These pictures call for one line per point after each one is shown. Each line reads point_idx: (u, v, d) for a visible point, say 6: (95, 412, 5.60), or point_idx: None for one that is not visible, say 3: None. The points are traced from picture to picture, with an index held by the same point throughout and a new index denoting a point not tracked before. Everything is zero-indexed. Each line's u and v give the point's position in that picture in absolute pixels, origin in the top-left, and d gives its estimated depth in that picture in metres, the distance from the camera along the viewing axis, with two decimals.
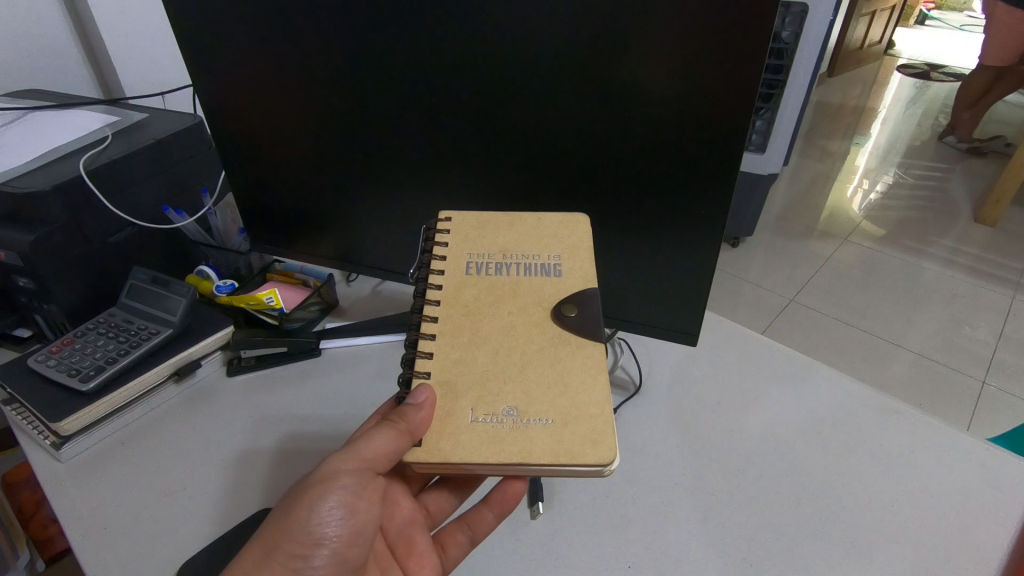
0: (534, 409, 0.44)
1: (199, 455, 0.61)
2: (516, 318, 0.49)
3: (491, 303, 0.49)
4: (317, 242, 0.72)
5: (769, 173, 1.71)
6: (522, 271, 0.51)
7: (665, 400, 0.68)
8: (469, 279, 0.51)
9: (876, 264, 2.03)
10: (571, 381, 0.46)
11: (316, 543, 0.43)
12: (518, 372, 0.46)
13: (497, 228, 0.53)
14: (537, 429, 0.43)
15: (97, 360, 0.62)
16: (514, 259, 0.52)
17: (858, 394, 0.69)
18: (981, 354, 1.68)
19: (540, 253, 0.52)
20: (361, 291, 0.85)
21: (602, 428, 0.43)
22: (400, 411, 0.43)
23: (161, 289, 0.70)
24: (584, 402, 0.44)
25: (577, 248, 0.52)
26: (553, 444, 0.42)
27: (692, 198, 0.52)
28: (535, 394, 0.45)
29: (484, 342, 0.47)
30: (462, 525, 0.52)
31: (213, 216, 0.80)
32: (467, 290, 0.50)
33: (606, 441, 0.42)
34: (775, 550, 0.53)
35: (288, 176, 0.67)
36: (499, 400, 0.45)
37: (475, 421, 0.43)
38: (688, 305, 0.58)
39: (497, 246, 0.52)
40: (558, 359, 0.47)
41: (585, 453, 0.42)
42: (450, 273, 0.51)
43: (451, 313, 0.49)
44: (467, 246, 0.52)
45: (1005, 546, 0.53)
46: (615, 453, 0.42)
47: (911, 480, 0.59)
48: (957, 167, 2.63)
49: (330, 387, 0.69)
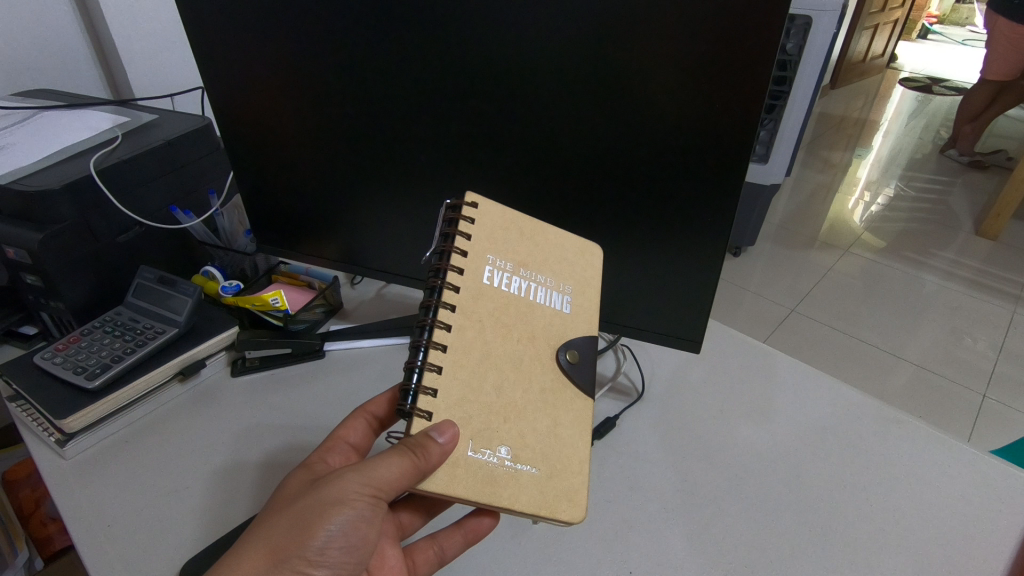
0: (526, 454, 0.45)
1: (202, 454, 0.61)
2: (524, 347, 0.47)
3: (506, 324, 0.47)
4: (323, 244, 0.72)
5: (771, 183, 1.72)
6: (535, 295, 0.49)
7: (667, 408, 0.68)
8: (487, 290, 0.47)
9: (878, 276, 2.03)
10: (561, 432, 0.47)
11: (319, 564, 0.41)
12: (517, 414, 0.46)
13: (516, 237, 0.50)
14: (526, 477, 0.44)
15: (103, 359, 0.63)
16: (530, 279, 0.49)
17: (859, 403, 0.69)
18: (981, 367, 1.69)
19: (555, 283, 0.51)
20: (365, 293, 0.86)
21: (577, 488, 0.47)
22: (420, 444, 0.40)
23: (167, 288, 0.70)
24: (569, 457, 0.47)
25: (587, 286, 0.53)
26: (535, 496, 0.44)
27: (696, 207, 0.52)
28: (529, 437, 0.46)
29: (493, 367, 0.45)
30: (433, 542, 0.51)
31: (220, 217, 0.81)
32: (483, 302, 0.46)
33: (580, 501, 0.46)
34: (776, 557, 0.53)
35: (296, 180, 0.67)
36: (497, 437, 0.44)
37: (472, 456, 0.43)
38: (691, 313, 0.59)
39: (517, 257, 0.49)
40: (553, 403, 0.48)
41: (559, 509, 0.45)
42: (469, 277, 0.46)
43: (465, 326, 0.45)
44: (488, 248, 0.48)
45: (1005, 558, 0.54)
46: (582, 513, 0.46)
47: (912, 491, 0.59)
48: (959, 181, 2.64)
49: (333, 389, 0.70)
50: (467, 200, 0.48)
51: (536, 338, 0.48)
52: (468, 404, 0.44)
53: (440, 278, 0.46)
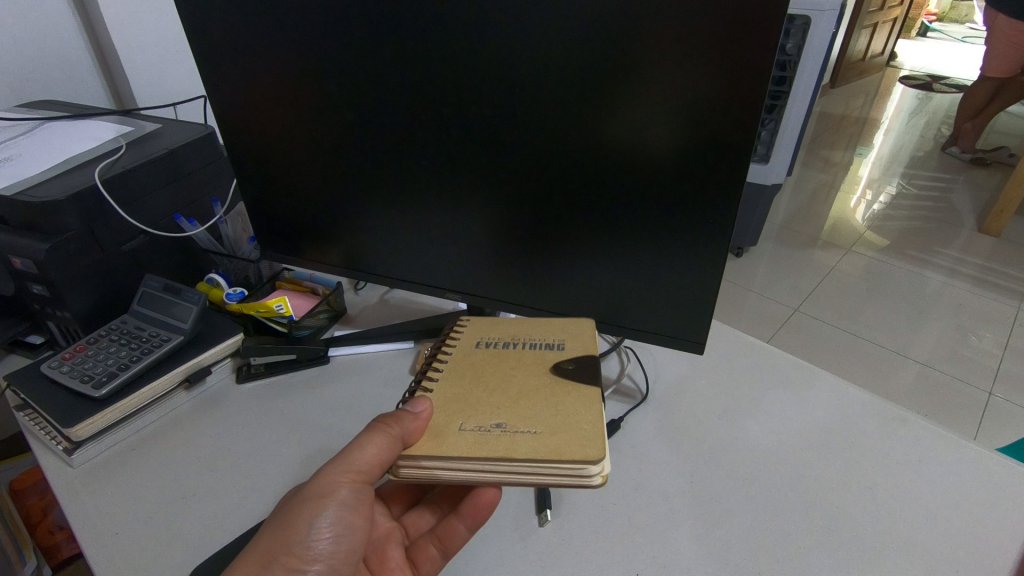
0: (523, 422, 0.47)
1: (208, 461, 0.61)
2: (516, 368, 0.53)
3: (494, 361, 0.54)
4: (326, 250, 0.73)
5: (772, 183, 1.72)
6: (527, 346, 0.56)
7: (671, 409, 0.68)
8: (477, 350, 0.56)
9: (881, 274, 2.03)
10: (562, 404, 0.49)
11: (312, 558, 0.44)
12: (512, 402, 0.49)
13: (507, 321, 0.59)
14: (525, 437, 0.45)
15: (109, 367, 0.63)
16: (522, 341, 0.57)
17: (863, 402, 0.69)
18: (987, 364, 1.68)
19: (546, 338, 0.57)
20: (369, 299, 0.86)
21: (590, 435, 0.45)
22: (395, 416, 0.46)
23: (173, 297, 0.70)
24: (575, 417, 0.47)
25: (579, 333, 0.56)
26: (539, 446, 0.44)
27: (693, 211, 0.53)
28: (525, 412, 0.48)
29: (481, 379, 0.52)
30: (433, 538, 0.54)
31: (224, 225, 0.80)
32: (475, 355, 0.56)
33: (593, 443, 0.44)
34: (783, 558, 0.53)
35: (299, 188, 0.68)
36: (490, 415, 0.48)
37: (464, 430, 0.47)
38: (696, 314, 0.59)
39: (508, 332, 0.58)
40: (551, 390, 0.50)
41: (571, 452, 0.44)
42: (461, 345, 0.57)
43: (457, 366, 0.54)
44: (480, 333, 0.58)
45: (1013, 555, 0.53)
46: (602, 454, 0.44)
47: (918, 488, 0.59)
48: (961, 178, 2.63)
49: (338, 394, 0.70)
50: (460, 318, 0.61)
51: None
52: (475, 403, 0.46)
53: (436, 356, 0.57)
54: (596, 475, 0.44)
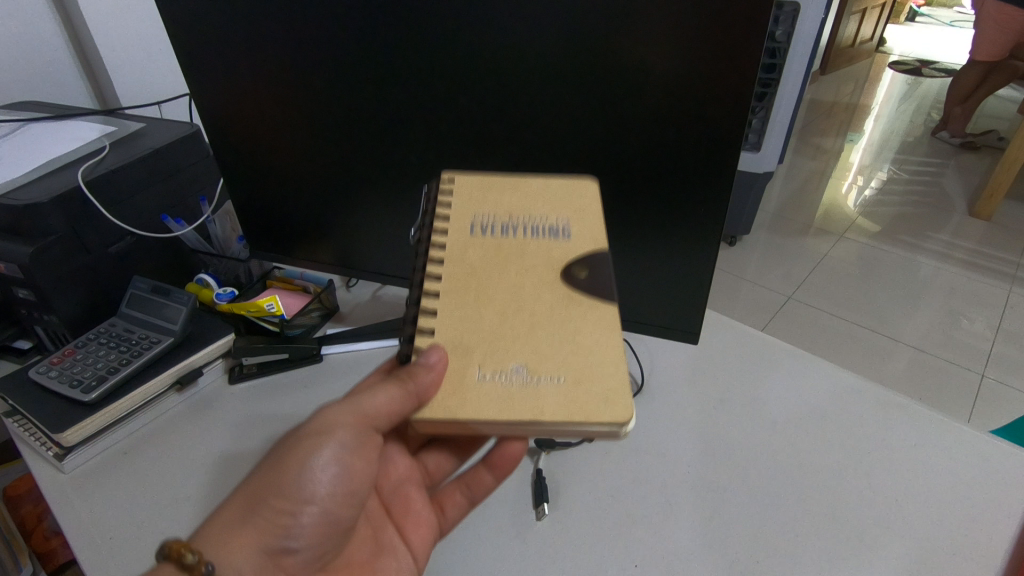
0: (545, 366, 0.42)
1: (203, 463, 0.61)
2: (525, 276, 0.47)
3: (497, 261, 0.48)
4: (317, 247, 0.72)
5: (764, 171, 1.72)
6: (529, 231, 0.49)
7: (669, 400, 0.68)
8: (473, 239, 0.49)
9: (874, 260, 2.04)
10: (583, 339, 0.44)
11: (305, 500, 0.43)
12: (528, 330, 0.44)
13: (500, 193, 0.52)
14: (549, 386, 0.41)
15: (98, 371, 0.62)
16: (522, 220, 0.50)
17: (858, 388, 0.69)
18: (980, 347, 1.69)
19: (549, 215, 0.50)
20: (361, 296, 0.85)
21: (617, 386, 0.41)
22: (408, 370, 0.41)
23: (161, 298, 0.70)
24: (598, 362, 0.43)
25: (585, 212, 0.50)
26: (564, 402, 0.41)
27: (684, 200, 0.52)
28: (545, 351, 0.43)
29: (490, 300, 0.46)
30: (460, 485, 0.54)
31: (211, 225, 0.78)
32: (472, 249, 0.48)
33: (622, 399, 0.41)
34: (782, 544, 0.53)
35: (287, 185, 0.67)
36: (509, 357, 0.43)
37: (483, 378, 0.42)
38: (690, 304, 0.59)
39: (504, 208, 0.51)
40: (568, 319, 0.45)
41: (600, 411, 0.40)
42: (453, 233, 0.49)
43: (455, 273, 0.47)
44: (472, 207, 0.51)
45: (1009, 536, 0.54)
46: (632, 412, 0.40)
47: (915, 474, 0.59)
48: (952, 163, 2.64)
49: (331, 393, 0.69)
50: (444, 178, 0.53)
51: (543, 290, 0.46)
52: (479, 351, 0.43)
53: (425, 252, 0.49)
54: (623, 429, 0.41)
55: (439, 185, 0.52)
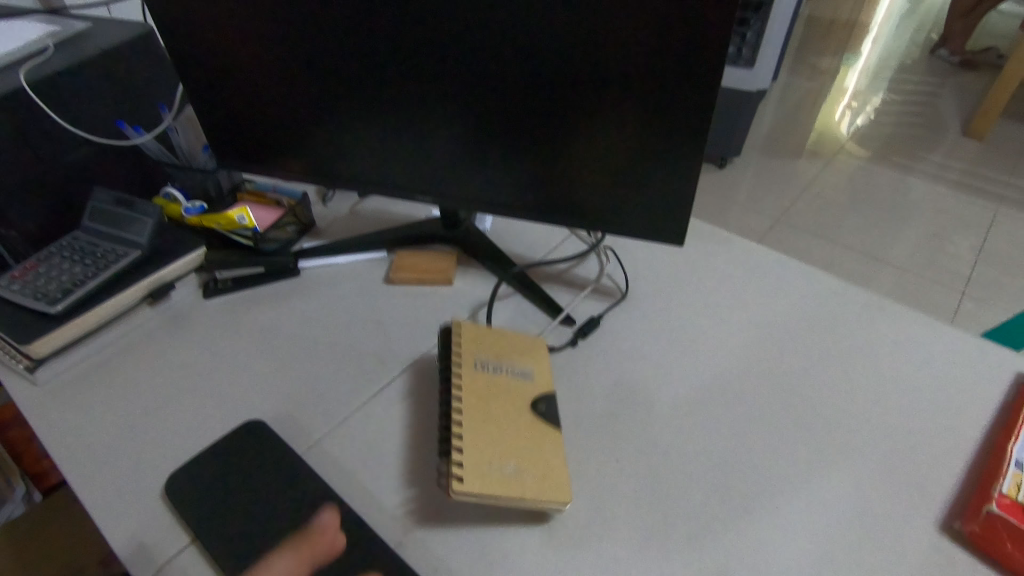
0: (524, 461, 0.48)
1: (180, 375, 0.60)
2: (513, 408, 0.52)
3: (501, 398, 0.52)
4: (285, 154, 0.68)
5: (757, 88, 1.66)
6: (510, 373, 0.55)
7: (654, 306, 0.67)
8: (478, 376, 0.53)
9: (864, 182, 2.01)
10: (552, 468, 0.49)
11: None
12: (510, 431, 0.50)
13: (493, 342, 0.57)
14: (519, 475, 0.47)
15: (64, 284, 0.60)
16: (506, 364, 0.56)
17: (845, 291, 0.69)
18: (962, 267, 1.70)
19: (519, 364, 0.56)
20: (338, 210, 0.82)
21: (562, 477, 0.48)
22: (308, 538, 0.43)
23: (125, 210, 0.66)
24: (557, 462, 0.49)
25: (540, 360, 0.57)
26: (531, 490, 0.47)
27: (668, 95, 0.51)
28: (529, 452, 0.49)
29: (490, 417, 0.50)
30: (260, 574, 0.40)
31: (174, 134, 0.73)
32: (482, 385, 0.53)
33: (564, 486, 0.48)
34: (760, 438, 0.54)
35: (249, 84, 0.62)
36: (504, 456, 0.48)
37: (490, 469, 0.47)
38: (676, 201, 0.57)
39: (496, 354, 0.56)
40: (540, 441, 0.50)
41: (549, 495, 0.47)
42: (464, 369, 0.54)
43: (473, 403, 0.51)
44: (476, 351, 0.56)
45: (981, 425, 0.55)
46: (569, 497, 0.48)
47: (894, 372, 0.60)
48: (949, 82, 2.57)
49: (310, 306, 0.68)
50: (454, 324, 0.58)
51: (519, 415, 0.52)
52: (486, 446, 0.48)
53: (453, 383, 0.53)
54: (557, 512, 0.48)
55: (452, 329, 0.58)
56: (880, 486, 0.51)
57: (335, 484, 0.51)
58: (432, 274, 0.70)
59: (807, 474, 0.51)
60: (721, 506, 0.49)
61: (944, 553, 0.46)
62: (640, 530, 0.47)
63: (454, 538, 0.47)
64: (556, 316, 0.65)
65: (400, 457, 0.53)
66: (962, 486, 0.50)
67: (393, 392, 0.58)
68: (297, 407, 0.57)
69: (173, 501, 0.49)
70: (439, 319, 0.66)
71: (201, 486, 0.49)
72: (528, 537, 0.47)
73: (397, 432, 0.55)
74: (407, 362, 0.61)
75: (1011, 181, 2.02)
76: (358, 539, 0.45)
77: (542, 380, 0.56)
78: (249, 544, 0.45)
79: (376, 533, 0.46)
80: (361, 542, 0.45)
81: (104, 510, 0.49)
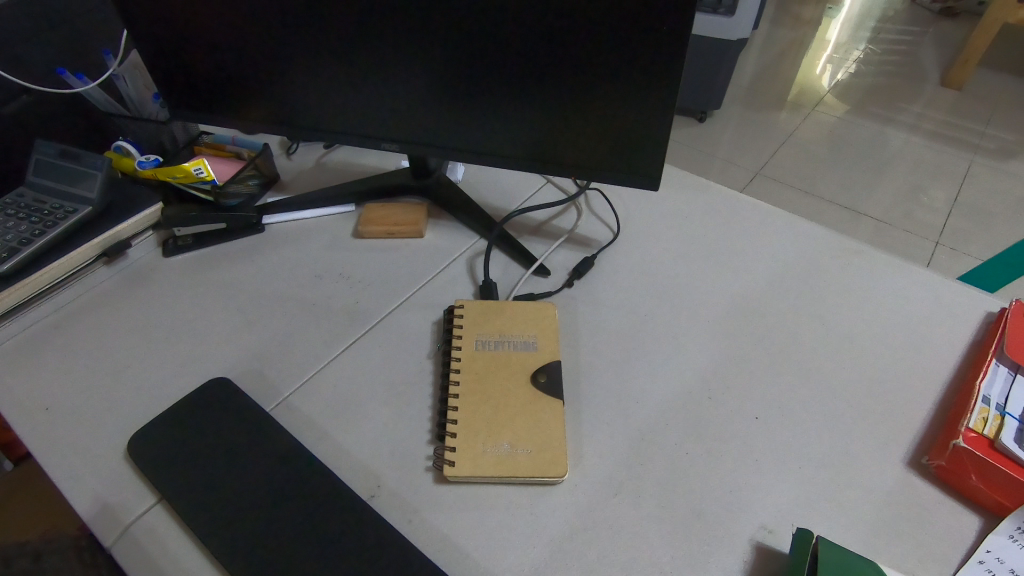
0: (519, 438, 0.47)
1: (140, 335, 0.58)
2: (511, 383, 0.51)
3: (498, 375, 0.51)
4: (238, 102, 0.64)
5: (737, 38, 1.62)
6: (512, 347, 0.53)
7: (630, 254, 0.66)
8: (478, 354, 0.53)
9: (843, 134, 2.00)
10: (548, 440, 0.47)
11: None
12: (507, 409, 0.49)
13: (495, 316, 0.56)
14: (513, 453, 0.46)
15: (9, 242, 0.57)
16: (508, 338, 0.54)
17: (821, 237, 0.68)
18: (938, 218, 1.72)
19: (521, 336, 0.54)
20: (303, 164, 0.78)
21: (559, 449, 0.47)
22: None
23: (71, 163, 0.63)
24: (555, 434, 0.48)
25: (548, 329, 0.55)
26: (524, 465, 0.46)
27: (641, 32, 0.48)
28: (524, 427, 0.48)
29: (487, 396, 0.50)
30: None
31: (120, 82, 0.68)
32: (480, 363, 0.52)
33: (560, 460, 0.46)
34: (733, 384, 0.54)
35: (193, 24, 0.58)
36: (499, 434, 0.47)
37: (483, 449, 0.47)
38: (652, 143, 0.55)
39: (498, 328, 0.55)
40: (537, 413, 0.49)
41: (544, 469, 0.46)
42: (463, 350, 0.53)
43: (469, 382, 0.51)
44: (477, 328, 0.55)
45: (951, 365, 0.55)
46: (566, 468, 0.46)
47: (867, 315, 0.60)
48: (930, 30, 2.53)
49: (276, 262, 0.65)
50: (456, 305, 0.57)
51: (518, 391, 0.50)
52: (480, 424, 0.48)
53: (450, 365, 0.53)
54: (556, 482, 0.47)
55: (453, 310, 0.57)
56: (849, 426, 0.51)
57: (305, 439, 0.50)
58: (402, 226, 0.67)
59: (778, 417, 0.51)
60: (695, 450, 0.49)
61: (909, 488, 0.47)
62: (613, 475, 0.47)
63: (427, 489, 0.46)
64: (530, 266, 0.64)
65: (371, 410, 0.52)
66: (932, 424, 0.51)
67: (364, 347, 0.57)
68: (264, 364, 0.55)
69: (136, 461, 0.47)
70: (410, 273, 0.64)
71: (166, 445, 0.48)
72: (501, 484, 0.47)
73: (368, 387, 0.53)
74: (378, 317, 0.60)
75: (987, 131, 2.02)
76: (328, 492, 0.45)
77: (547, 351, 0.54)
78: (216, 500, 0.44)
79: (347, 486, 0.46)
80: (331, 495, 0.45)
81: (65, 472, 0.48)
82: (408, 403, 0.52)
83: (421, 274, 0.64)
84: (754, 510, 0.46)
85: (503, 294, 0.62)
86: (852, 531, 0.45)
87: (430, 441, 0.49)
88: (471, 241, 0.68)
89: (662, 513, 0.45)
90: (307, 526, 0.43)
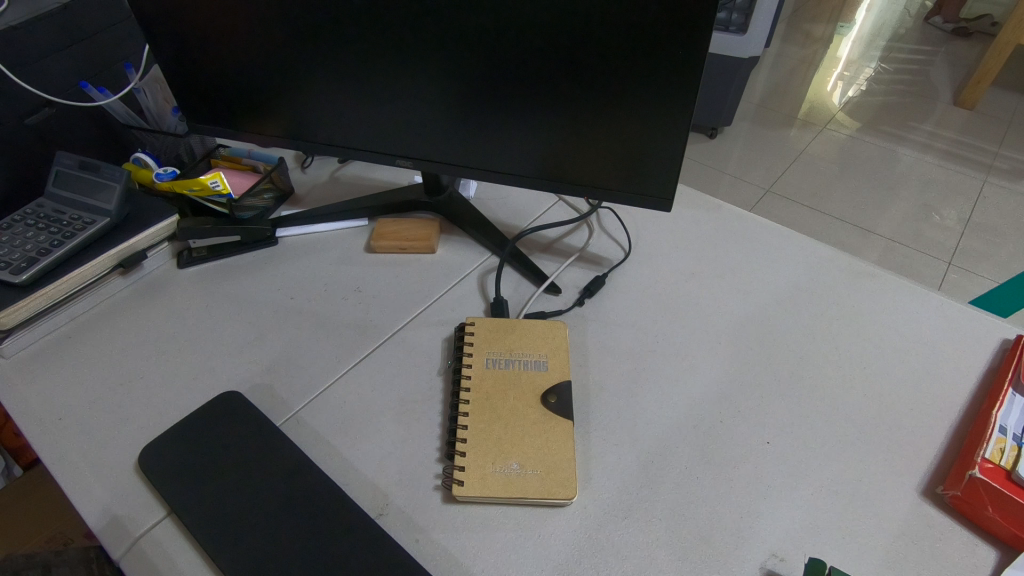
0: (529, 459, 0.47)
1: (152, 346, 0.58)
2: (521, 403, 0.51)
3: (509, 395, 0.51)
4: (256, 119, 0.65)
5: (748, 56, 1.63)
6: (522, 366, 0.54)
7: (641, 274, 0.66)
8: (487, 373, 0.53)
9: (854, 152, 2.00)
10: (557, 461, 0.47)
11: None
12: (518, 430, 0.49)
13: (504, 334, 0.56)
14: (522, 475, 0.46)
15: (27, 252, 0.58)
16: (519, 357, 0.54)
17: (833, 259, 0.68)
18: (950, 238, 1.70)
19: (531, 355, 0.54)
20: (317, 178, 0.79)
21: (569, 469, 0.47)
22: None
23: (90, 174, 0.64)
24: (564, 456, 0.48)
25: (559, 347, 0.55)
26: (534, 486, 0.46)
27: (654, 59, 0.49)
28: (534, 448, 0.48)
29: (497, 416, 0.50)
30: None
31: (141, 94, 0.70)
32: (490, 382, 0.52)
33: (569, 482, 0.46)
34: (744, 406, 0.53)
35: (214, 42, 0.59)
36: (509, 455, 0.47)
37: (493, 470, 0.46)
38: (666, 164, 0.55)
39: (509, 346, 0.55)
40: (547, 434, 0.49)
41: (554, 490, 0.46)
42: (473, 368, 0.53)
43: (479, 401, 0.51)
44: (488, 346, 0.55)
45: (965, 393, 0.55)
46: (575, 489, 0.46)
47: (878, 340, 0.59)
48: (941, 50, 2.53)
49: (289, 275, 0.66)
50: (467, 322, 0.57)
51: (528, 411, 0.50)
52: (490, 444, 0.48)
53: (460, 383, 0.53)
54: (565, 505, 0.46)
55: (464, 328, 0.57)
56: (862, 452, 0.50)
57: (314, 456, 0.50)
58: (414, 242, 0.68)
59: (789, 442, 0.51)
60: (704, 474, 0.49)
61: (923, 518, 0.46)
62: (622, 498, 0.47)
63: (434, 509, 0.46)
64: (542, 284, 0.64)
65: (380, 426, 0.52)
66: (947, 453, 0.50)
67: (374, 362, 0.57)
68: (275, 378, 0.56)
69: (147, 474, 0.47)
70: (421, 289, 0.64)
71: (176, 458, 0.48)
72: (510, 506, 0.46)
73: (378, 402, 0.54)
74: (388, 332, 0.60)
75: (999, 152, 2.01)
76: (335, 509, 0.45)
77: (558, 370, 0.54)
78: (224, 515, 0.44)
79: (354, 503, 0.46)
80: (338, 513, 0.44)
81: (75, 482, 0.48)
82: (417, 421, 0.52)
83: (433, 290, 0.64)
84: (765, 535, 0.45)
85: (514, 312, 0.62)
86: (865, 561, 0.44)
87: (440, 460, 0.49)
88: (482, 258, 0.68)
89: (671, 538, 0.45)
90: (316, 544, 0.43)
